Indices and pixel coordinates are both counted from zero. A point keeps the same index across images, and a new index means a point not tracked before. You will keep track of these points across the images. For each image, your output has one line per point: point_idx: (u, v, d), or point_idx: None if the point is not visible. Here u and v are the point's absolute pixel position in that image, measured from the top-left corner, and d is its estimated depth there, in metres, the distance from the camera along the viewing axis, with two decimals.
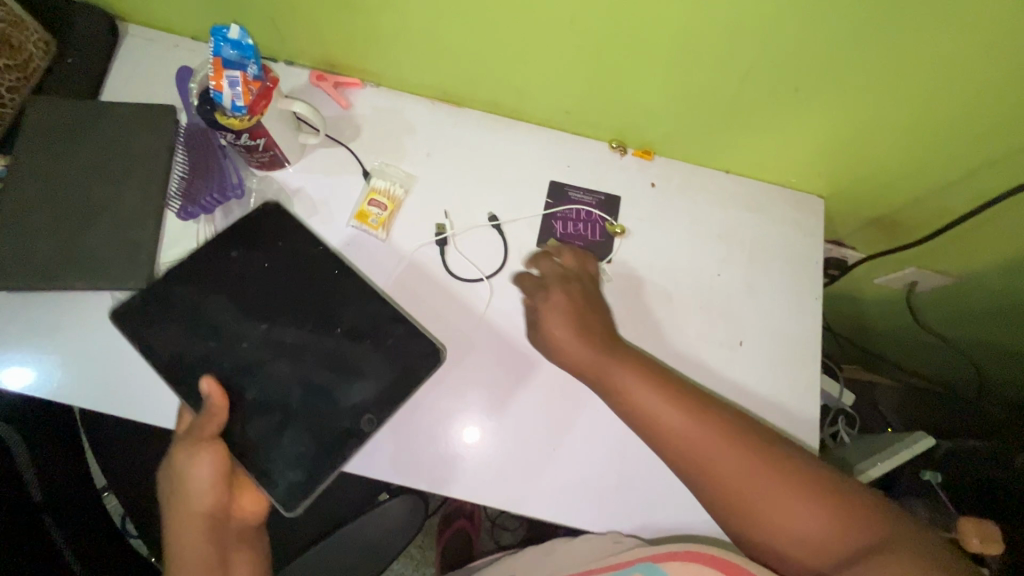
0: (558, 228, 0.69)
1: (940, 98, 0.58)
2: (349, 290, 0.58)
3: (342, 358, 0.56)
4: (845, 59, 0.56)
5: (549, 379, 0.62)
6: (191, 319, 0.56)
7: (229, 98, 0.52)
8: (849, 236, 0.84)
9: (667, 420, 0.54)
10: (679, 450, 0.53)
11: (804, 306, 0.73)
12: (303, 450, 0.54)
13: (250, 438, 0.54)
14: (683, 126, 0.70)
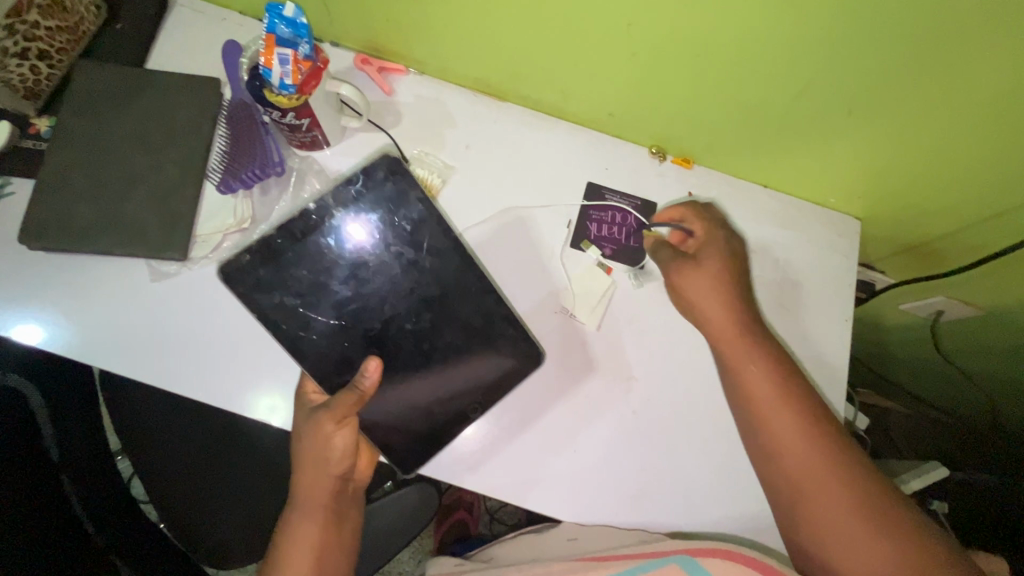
0: (592, 230, 0.69)
1: (1000, 126, 0.56)
2: (444, 252, 0.60)
3: (465, 355, 0.60)
4: (901, 79, 0.54)
5: (586, 389, 0.64)
6: (310, 287, 0.58)
7: (279, 75, 0.55)
8: (882, 261, 0.83)
9: (760, 409, 0.59)
10: (762, 432, 0.59)
11: (833, 329, 0.71)
12: (415, 436, 0.60)
13: (384, 419, 0.59)
14: (722, 138, 0.69)
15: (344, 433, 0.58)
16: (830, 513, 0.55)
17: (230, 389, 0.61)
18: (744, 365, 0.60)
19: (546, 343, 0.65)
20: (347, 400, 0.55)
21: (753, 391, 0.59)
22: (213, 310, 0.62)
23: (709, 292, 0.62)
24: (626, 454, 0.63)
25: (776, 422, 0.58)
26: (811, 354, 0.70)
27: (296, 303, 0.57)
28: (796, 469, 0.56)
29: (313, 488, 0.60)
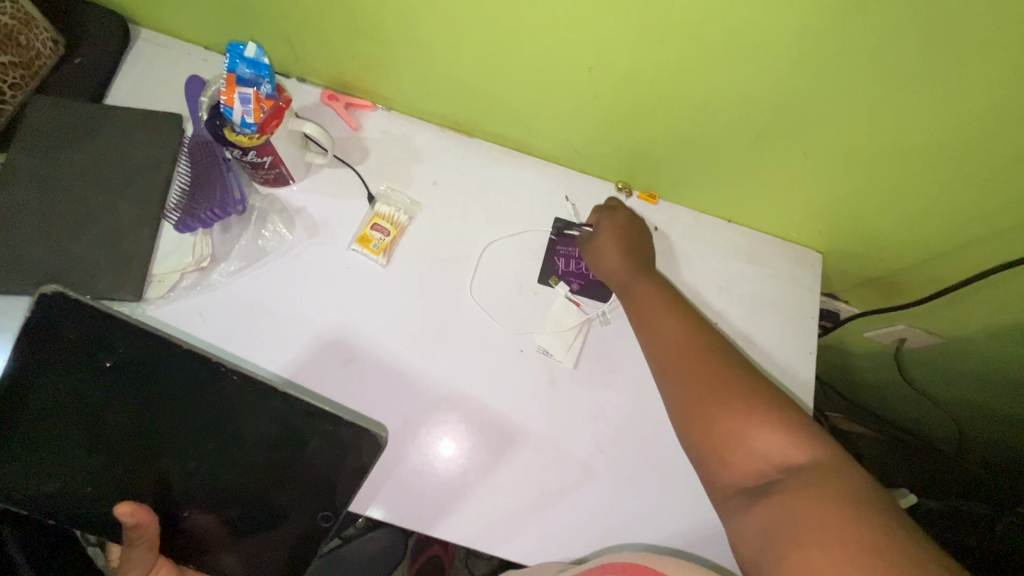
0: (560, 266, 0.69)
1: (942, 161, 0.58)
2: (204, 383, 0.50)
3: (281, 469, 0.52)
4: (848, 118, 0.56)
5: (534, 442, 0.62)
6: (83, 421, 0.51)
7: (240, 114, 0.54)
8: (845, 292, 0.85)
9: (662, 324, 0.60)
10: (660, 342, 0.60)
11: (797, 361, 0.71)
12: (273, 554, 0.54)
13: (209, 532, 0.54)
14: (686, 173, 0.70)
15: None
16: (715, 399, 0.53)
17: None
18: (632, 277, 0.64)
19: (517, 382, 0.64)
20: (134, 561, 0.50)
21: (641, 306, 0.63)
22: None
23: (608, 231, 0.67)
24: (595, 497, 0.61)
25: (657, 323, 0.61)
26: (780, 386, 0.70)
27: (83, 444, 0.52)
28: (682, 359, 0.57)
29: None
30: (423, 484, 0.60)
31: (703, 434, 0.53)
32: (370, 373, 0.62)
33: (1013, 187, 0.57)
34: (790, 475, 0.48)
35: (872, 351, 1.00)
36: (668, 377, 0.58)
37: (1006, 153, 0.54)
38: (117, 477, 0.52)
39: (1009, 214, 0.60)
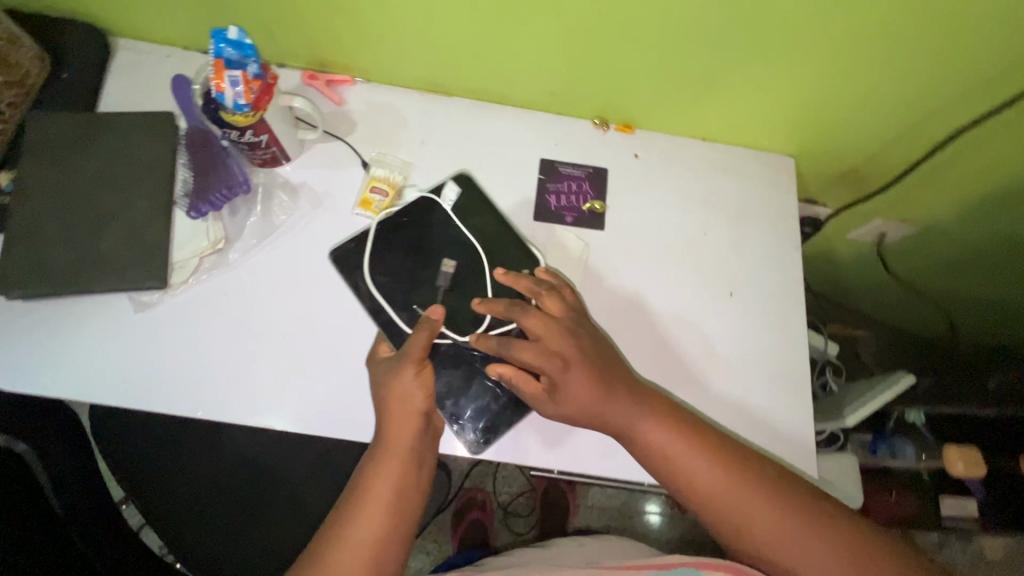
0: (552, 201, 0.73)
1: (889, 47, 0.62)
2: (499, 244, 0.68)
3: None
4: (797, 20, 0.60)
5: None
6: (410, 253, 0.67)
7: (230, 96, 0.58)
8: (820, 194, 0.89)
9: (695, 470, 0.56)
10: (717, 510, 0.56)
11: (787, 259, 0.73)
12: (483, 403, 0.64)
13: (444, 375, 0.64)
14: (657, 100, 0.74)
15: (424, 377, 0.59)
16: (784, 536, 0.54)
17: (236, 400, 0.61)
18: (620, 418, 0.58)
19: None
20: (420, 334, 0.59)
21: (661, 447, 0.58)
22: (193, 327, 0.63)
23: (585, 387, 0.57)
24: None
25: (735, 501, 0.55)
26: (777, 281, 0.72)
27: (388, 280, 0.66)
28: (744, 516, 0.55)
29: (397, 432, 0.57)
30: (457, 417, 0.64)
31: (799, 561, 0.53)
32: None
33: (955, 59, 0.62)
34: None
35: (856, 251, 1.06)
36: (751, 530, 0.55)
37: (946, 27, 0.58)
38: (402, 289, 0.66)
39: (957, 84, 0.65)
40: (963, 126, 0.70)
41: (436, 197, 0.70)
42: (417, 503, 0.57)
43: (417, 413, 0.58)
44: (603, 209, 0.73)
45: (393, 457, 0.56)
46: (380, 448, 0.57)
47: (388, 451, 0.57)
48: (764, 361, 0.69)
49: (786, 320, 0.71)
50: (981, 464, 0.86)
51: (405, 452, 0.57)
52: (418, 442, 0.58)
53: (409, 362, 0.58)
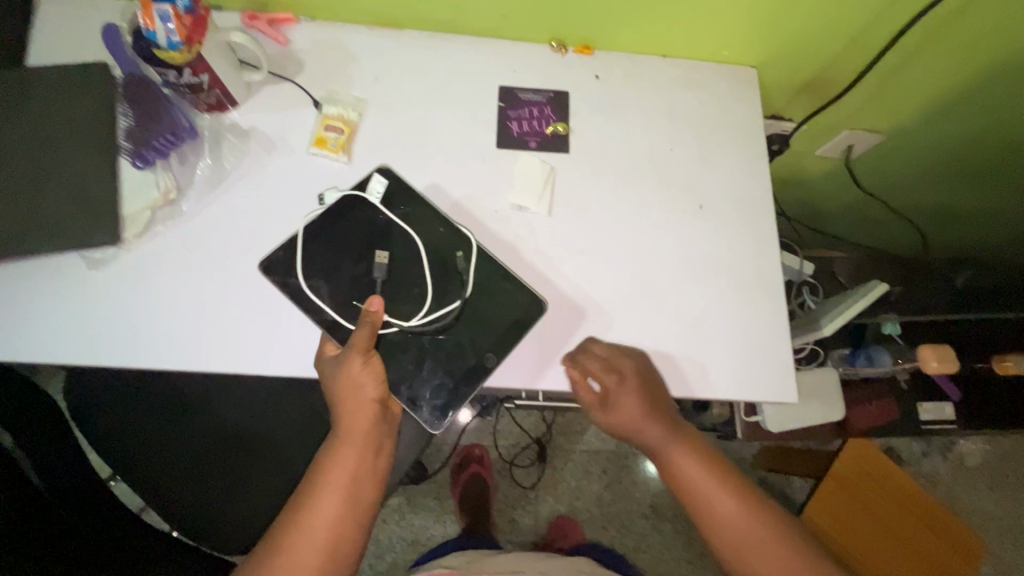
0: (514, 129, 0.71)
1: None
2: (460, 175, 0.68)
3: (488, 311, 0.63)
4: None
5: (560, 285, 0.66)
6: (340, 249, 0.62)
7: (164, 35, 0.55)
8: (787, 109, 0.88)
9: (715, 502, 0.60)
10: (727, 539, 0.59)
11: (755, 168, 0.72)
12: (436, 382, 0.61)
13: (395, 365, 0.61)
14: (613, 17, 0.71)
15: (371, 367, 0.58)
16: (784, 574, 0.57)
17: (207, 352, 0.60)
18: (653, 440, 0.62)
19: (501, 239, 0.66)
20: (363, 329, 0.57)
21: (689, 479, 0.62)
22: (151, 283, 0.61)
23: (633, 406, 0.60)
24: (595, 325, 0.65)
25: (743, 527, 0.58)
26: (747, 189, 0.71)
27: (320, 282, 0.61)
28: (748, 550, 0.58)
29: (352, 419, 0.59)
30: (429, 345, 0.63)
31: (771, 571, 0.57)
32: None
33: None
34: None
35: (826, 169, 1.06)
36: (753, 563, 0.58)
37: None
38: (337, 288, 0.61)
39: None
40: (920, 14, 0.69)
41: (362, 193, 0.64)
42: (374, 492, 0.59)
43: (372, 401, 0.59)
44: (567, 132, 0.71)
45: (350, 446, 0.59)
46: (337, 439, 0.59)
47: (345, 441, 0.59)
48: (740, 266, 0.68)
49: (759, 225, 0.70)
50: (954, 359, 0.89)
51: (361, 440, 0.59)
52: (372, 431, 0.59)
53: (354, 352, 0.57)
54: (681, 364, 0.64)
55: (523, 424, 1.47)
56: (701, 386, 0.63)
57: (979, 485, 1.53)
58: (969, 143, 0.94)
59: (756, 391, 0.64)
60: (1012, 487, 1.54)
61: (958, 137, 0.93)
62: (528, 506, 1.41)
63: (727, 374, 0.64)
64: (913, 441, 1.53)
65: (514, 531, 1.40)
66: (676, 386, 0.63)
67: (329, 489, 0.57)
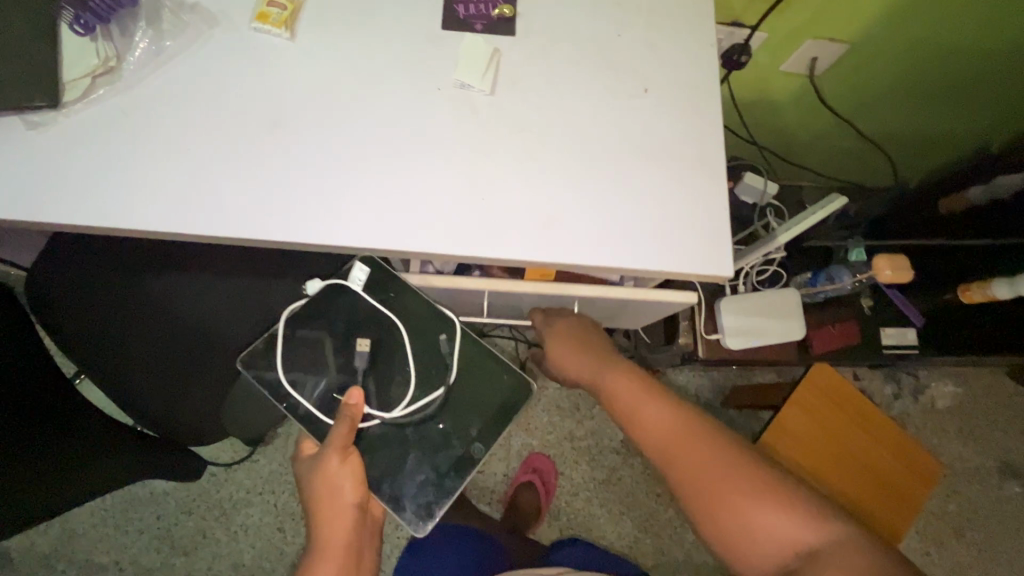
0: (460, 11, 0.70)
1: None
2: (405, 54, 0.68)
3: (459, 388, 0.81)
4: None
5: (499, 158, 0.66)
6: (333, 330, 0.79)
7: None
8: (745, 13, 0.88)
9: (651, 414, 0.73)
10: (665, 445, 0.69)
11: (702, 56, 0.72)
12: (424, 475, 0.78)
13: (381, 470, 0.78)
14: None
15: (349, 465, 0.74)
16: (717, 472, 0.64)
17: (144, 212, 0.60)
18: (592, 368, 0.85)
19: (442, 115, 0.67)
20: (342, 425, 0.73)
21: (630, 398, 0.76)
22: (89, 147, 0.61)
23: (570, 356, 0.88)
24: (535, 195, 0.65)
25: (665, 436, 0.70)
26: (692, 75, 0.71)
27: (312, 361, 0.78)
28: (681, 447, 0.68)
29: (331, 512, 0.73)
30: (366, 210, 0.63)
31: (700, 468, 0.66)
32: (302, 129, 0.64)
33: None
34: (806, 557, 0.57)
35: (792, 86, 1.05)
36: (686, 463, 0.67)
37: None
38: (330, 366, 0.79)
39: None
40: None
41: (349, 279, 0.80)
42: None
43: (349, 506, 0.74)
44: (513, 15, 0.71)
45: (330, 559, 0.71)
46: (323, 546, 0.72)
47: (326, 547, 0.72)
48: (682, 147, 0.68)
49: (704, 109, 0.70)
50: (908, 269, 0.90)
51: (340, 553, 0.72)
52: (350, 547, 0.73)
53: (331, 450, 0.72)
54: (615, 238, 0.64)
55: None
56: (632, 258, 0.64)
57: (949, 427, 1.55)
58: (929, 55, 0.94)
59: (693, 262, 0.65)
60: (982, 429, 1.55)
61: (922, 46, 0.92)
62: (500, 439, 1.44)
63: (662, 248, 0.65)
64: (883, 382, 1.55)
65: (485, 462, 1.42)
66: (609, 256, 0.64)
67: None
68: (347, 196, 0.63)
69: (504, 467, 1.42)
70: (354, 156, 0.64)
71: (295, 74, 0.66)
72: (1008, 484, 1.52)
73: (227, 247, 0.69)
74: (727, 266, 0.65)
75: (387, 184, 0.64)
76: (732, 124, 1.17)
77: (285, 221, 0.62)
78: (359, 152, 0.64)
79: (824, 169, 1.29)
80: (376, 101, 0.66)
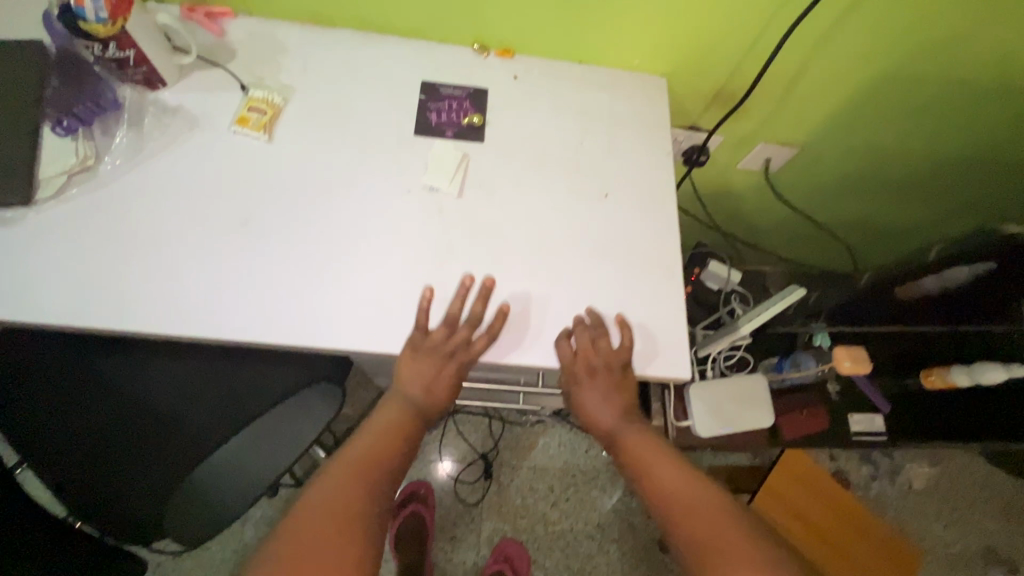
0: (433, 118, 0.75)
1: None
2: (380, 157, 0.72)
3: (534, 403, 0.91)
4: None
5: (466, 253, 0.68)
6: None
7: (93, 10, 0.59)
8: (703, 121, 0.95)
9: (602, 417, 0.68)
10: (633, 458, 0.65)
11: (658, 163, 0.77)
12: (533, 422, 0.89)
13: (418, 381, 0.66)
14: (528, 25, 0.77)
15: (423, 364, 0.65)
16: (687, 496, 0.58)
17: (104, 308, 0.60)
18: (598, 402, 0.68)
19: (410, 216, 0.69)
20: (442, 328, 0.64)
21: (597, 411, 0.69)
22: (60, 245, 0.62)
23: (595, 398, 0.68)
24: (496, 292, 0.67)
25: (674, 487, 0.60)
26: (649, 181, 0.76)
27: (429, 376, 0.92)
28: (650, 466, 0.63)
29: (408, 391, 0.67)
30: (330, 305, 0.64)
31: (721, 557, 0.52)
32: (270, 228, 0.66)
33: None
34: None
35: (750, 181, 1.12)
36: (657, 477, 0.62)
37: None
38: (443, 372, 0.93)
39: None
40: (812, 25, 0.75)
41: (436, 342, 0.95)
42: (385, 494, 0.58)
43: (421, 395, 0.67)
44: (483, 122, 0.76)
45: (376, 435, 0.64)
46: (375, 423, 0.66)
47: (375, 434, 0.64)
48: (641, 249, 0.71)
49: (662, 213, 0.74)
50: (866, 359, 0.92)
51: (390, 434, 0.64)
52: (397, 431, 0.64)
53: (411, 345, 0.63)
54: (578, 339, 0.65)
55: (470, 439, 1.46)
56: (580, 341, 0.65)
57: (929, 510, 1.53)
58: (872, 156, 1.01)
59: (649, 360, 0.66)
60: (961, 512, 1.54)
61: (866, 149, 0.99)
62: (470, 524, 1.39)
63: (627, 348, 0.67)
64: (860, 463, 1.55)
65: (455, 549, 1.37)
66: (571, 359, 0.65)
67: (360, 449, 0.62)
68: (315, 293, 0.64)
69: (475, 554, 1.37)
70: (323, 253, 0.66)
71: (272, 173, 0.69)
72: (992, 572, 1.49)
73: (188, 339, 0.69)
74: (683, 363, 0.66)
75: (354, 281, 0.65)
76: (696, 213, 1.24)
77: (249, 319, 0.62)
78: (326, 249, 0.66)
79: (786, 254, 1.35)
80: (348, 201, 0.69)
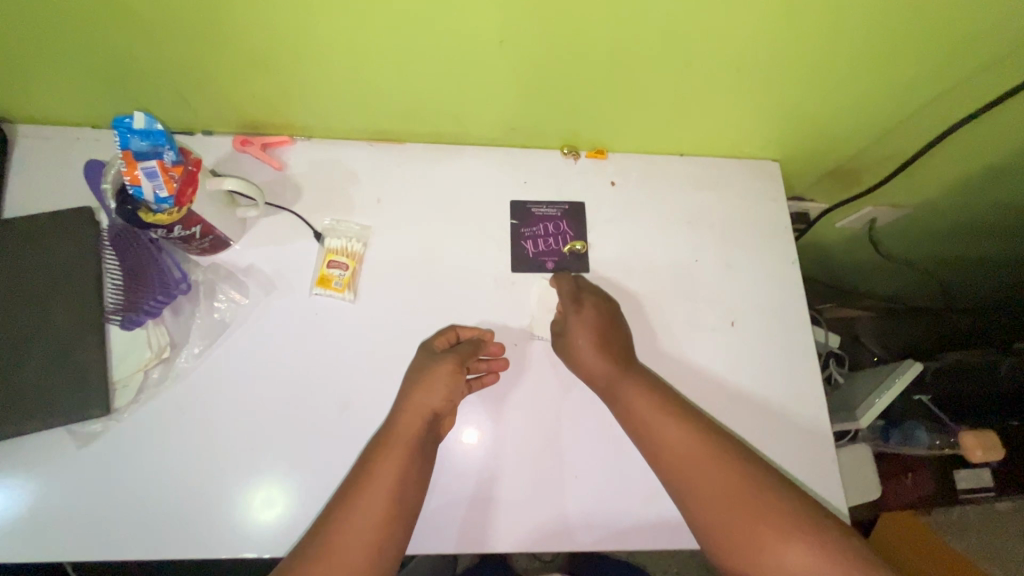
0: (530, 247, 0.66)
1: (870, 58, 0.56)
2: (478, 303, 0.64)
3: None
4: (774, 45, 0.54)
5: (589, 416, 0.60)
6: None
7: (151, 189, 0.51)
8: (809, 192, 0.84)
9: (594, 368, 0.57)
10: (662, 453, 0.53)
11: (784, 277, 0.69)
12: None
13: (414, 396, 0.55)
14: (630, 127, 0.67)
15: (439, 385, 0.55)
16: (709, 474, 0.51)
17: (206, 530, 0.54)
18: (628, 389, 0.56)
19: (522, 379, 0.62)
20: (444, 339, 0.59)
21: (588, 364, 0.58)
22: (148, 456, 0.56)
23: (585, 347, 0.58)
24: (629, 466, 0.59)
25: (688, 456, 0.52)
26: (777, 303, 0.67)
27: None
28: (666, 445, 0.53)
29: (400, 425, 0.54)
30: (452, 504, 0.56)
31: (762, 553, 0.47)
32: (373, 412, 0.59)
33: (945, 59, 0.56)
34: None
35: (848, 236, 1.01)
36: (666, 453, 0.53)
37: (940, 30, 0.53)
38: None
39: (950, 78, 0.59)
40: (973, 109, 0.63)
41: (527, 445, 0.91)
42: (416, 505, 0.52)
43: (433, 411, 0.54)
44: (586, 248, 0.67)
45: (392, 454, 0.52)
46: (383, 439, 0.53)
47: (384, 454, 0.52)
48: (779, 390, 0.64)
49: (795, 341, 0.66)
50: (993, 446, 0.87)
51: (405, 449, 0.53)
52: (408, 440, 0.53)
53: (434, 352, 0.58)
54: None
55: None
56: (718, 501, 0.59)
57: None
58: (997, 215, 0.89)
59: None
60: None
61: (992, 207, 0.88)
62: None
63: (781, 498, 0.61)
64: None
65: None
66: None
67: (370, 480, 0.51)
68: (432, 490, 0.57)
69: None
70: None
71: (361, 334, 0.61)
72: None
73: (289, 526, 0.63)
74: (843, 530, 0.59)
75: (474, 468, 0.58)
76: None
77: None
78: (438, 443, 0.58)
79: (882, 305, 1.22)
80: None
